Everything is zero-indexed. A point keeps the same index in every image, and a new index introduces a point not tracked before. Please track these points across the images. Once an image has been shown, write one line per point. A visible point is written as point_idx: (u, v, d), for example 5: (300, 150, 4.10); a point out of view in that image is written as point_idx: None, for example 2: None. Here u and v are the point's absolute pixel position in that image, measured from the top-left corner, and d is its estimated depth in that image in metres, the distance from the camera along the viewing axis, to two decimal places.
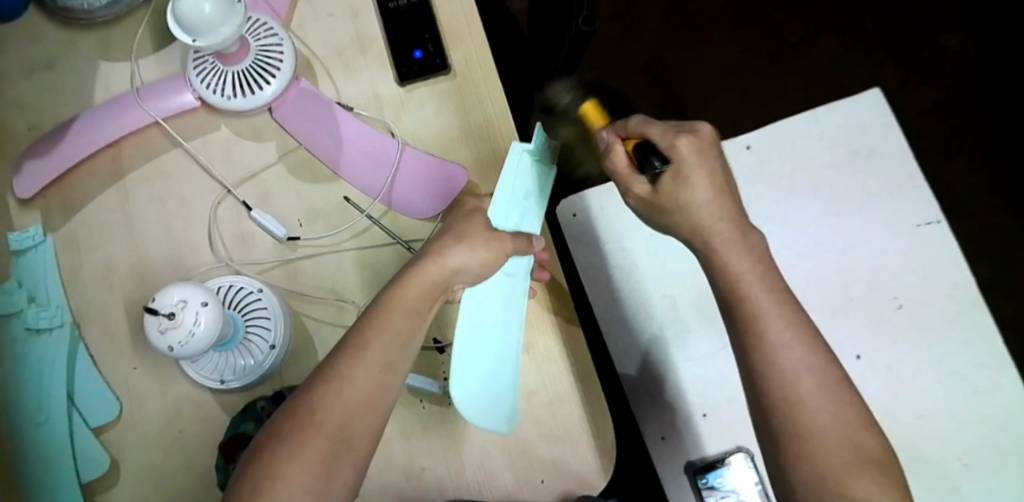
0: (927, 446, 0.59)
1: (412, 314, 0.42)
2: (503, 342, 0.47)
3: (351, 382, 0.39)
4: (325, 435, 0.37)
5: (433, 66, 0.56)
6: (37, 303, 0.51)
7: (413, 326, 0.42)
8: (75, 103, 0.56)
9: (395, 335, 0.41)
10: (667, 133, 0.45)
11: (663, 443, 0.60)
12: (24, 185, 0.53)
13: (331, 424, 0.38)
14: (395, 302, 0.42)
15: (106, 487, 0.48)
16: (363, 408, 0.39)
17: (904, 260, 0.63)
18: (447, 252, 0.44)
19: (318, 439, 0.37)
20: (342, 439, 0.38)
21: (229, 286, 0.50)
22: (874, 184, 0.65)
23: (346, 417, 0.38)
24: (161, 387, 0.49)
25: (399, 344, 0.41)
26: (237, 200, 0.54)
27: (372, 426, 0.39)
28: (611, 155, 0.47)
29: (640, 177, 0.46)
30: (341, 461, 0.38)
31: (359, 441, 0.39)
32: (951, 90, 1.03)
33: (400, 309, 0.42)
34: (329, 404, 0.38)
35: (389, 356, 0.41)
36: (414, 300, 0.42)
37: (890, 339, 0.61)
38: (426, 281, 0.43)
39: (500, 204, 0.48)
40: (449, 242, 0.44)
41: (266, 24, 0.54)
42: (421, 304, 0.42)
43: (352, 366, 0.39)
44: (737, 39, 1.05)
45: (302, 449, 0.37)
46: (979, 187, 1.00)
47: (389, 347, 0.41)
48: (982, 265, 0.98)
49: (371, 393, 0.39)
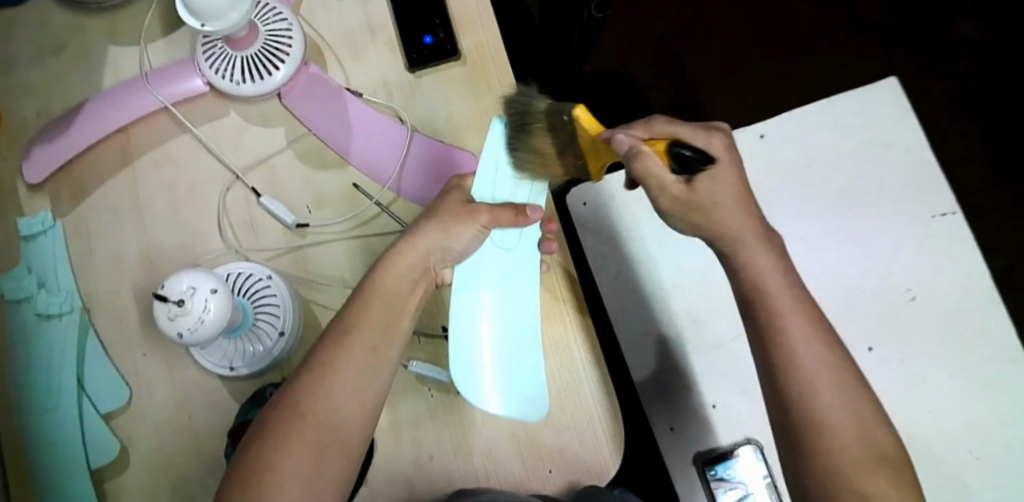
0: (940, 441, 0.58)
1: (392, 296, 0.43)
2: (518, 322, 0.48)
3: (337, 371, 0.39)
4: (315, 424, 0.38)
5: (443, 52, 0.55)
6: (47, 287, 0.51)
7: (395, 310, 0.43)
8: (84, 88, 0.55)
9: (376, 318, 0.42)
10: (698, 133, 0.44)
11: (671, 433, 0.60)
12: (34, 170, 0.53)
13: (321, 409, 0.38)
14: (375, 286, 0.43)
15: (115, 474, 0.48)
16: (351, 394, 0.39)
17: (919, 252, 0.62)
18: (420, 235, 0.44)
19: (308, 428, 0.37)
20: (334, 424, 0.38)
21: (238, 273, 0.50)
22: (890, 175, 0.64)
23: (334, 400, 0.39)
24: (172, 373, 0.49)
25: (382, 328, 0.42)
26: (246, 186, 0.54)
27: (363, 410, 0.39)
28: (643, 158, 0.42)
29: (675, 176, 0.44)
30: (333, 446, 0.38)
31: (351, 426, 0.39)
32: (969, 81, 1.01)
33: (380, 294, 0.42)
34: (318, 389, 0.39)
35: (373, 340, 0.41)
36: (393, 282, 0.43)
37: (903, 332, 0.61)
38: (402, 263, 0.44)
39: (484, 181, 0.48)
40: (424, 226, 0.45)
41: (276, 9, 0.53)
42: (400, 286, 0.43)
43: (335, 354, 0.40)
44: (750, 28, 1.03)
45: (296, 439, 0.37)
46: (995, 180, 0.98)
47: (372, 330, 0.41)
48: (997, 258, 0.96)
49: (360, 381, 0.40)
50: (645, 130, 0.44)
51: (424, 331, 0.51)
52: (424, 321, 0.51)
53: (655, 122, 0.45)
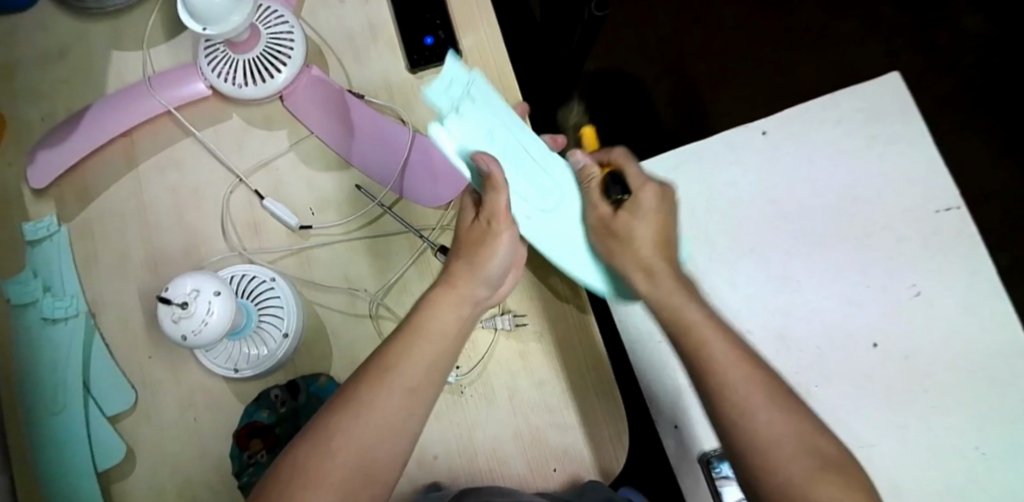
0: (947, 437, 0.58)
1: (441, 335, 0.42)
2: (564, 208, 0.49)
3: (376, 403, 0.38)
4: (348, 458, 0.37)
5: (444, 52, 0.55)
6: (52, 292, 0.51)
7: (445, 348, 0.42)
8: (88, 94, 0.56)
9: (425, 353, 0.41)
10: (639, 175, 0.49)
11: (676, 430, 0.59)
12: (39, 175, 0.53)
13: (352, 443, 0.37)
14: (423, 321, 0.42)
15: (123, 475, 0.49)
16: (386, 428, 0.38)
17: (922, 248, 0.62)
18: (456, 277, 0.43)
19: (340, 461, 0.36)
20: (366, 458, 0.37)
21: (242, 275, 0.50)
22: (892, 171, 0.63)
23: (366, 430, 0.38)
24: (177, 375, 0.50)
25: (427, 366, 0.41)
26: (249, 189, 0.54)
27: (394, 445, 0.38)
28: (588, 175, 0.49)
29: (602, 200, 0.48)
30: (363, 483, 0.37)
31: (383, 462, 0.38)
32: (972, 75, 1.00)
33: (430, 330, 0.42)
34: (354, 422, 0.38)
35: (417, 378, 0.40)
36: (441, 320, 0.42)
37: (908, 328, 0.60)
38: (449, 299, 0.43)
39: (519, 176, 0.47)
40: (458, 266, 0.44)
41: (276, 12, 0.53)
42: (448, 323, 0.42)
43: (376, 385, 0.39)
44: (751, 26, 1.03)
45: (329, 470, 0.36)
46: (998, 175, 0.97)
47: (417, 366, 0.40)
48: (1003, 253, 0.96)
49: (397, 412, 0.39)
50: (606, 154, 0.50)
51: None
52: None
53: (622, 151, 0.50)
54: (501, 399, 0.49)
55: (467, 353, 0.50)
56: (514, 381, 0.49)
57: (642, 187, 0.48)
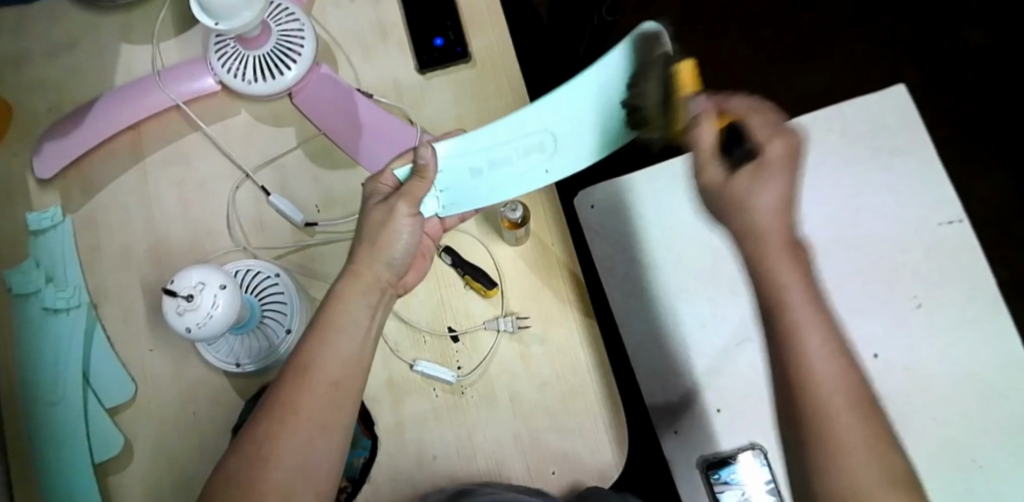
0: (946, 449, 0.58)
1: (353, 326, 0.41)
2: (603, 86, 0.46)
3: (299, 409, 0.39)
4: (285, 464, 0.38)
5: (454, 54, 0.56)
6: (55, 282, 0.51)
7: (358, 333, 0.41)
8: (96, 86, 0.56)
9: (346, 349, 0.41)
10: (768, 127, 0.41)
11: (676, 436, 0.59)
12: (45, 165, 0.53)
13: (285, 451, 0.38)
14: (334, 317, 0.41)
15: (118, 469, 0.48)
16: (314, 430, 0.39)
17: (924, 260, 0.62)
18: (360, 265, 0.43)
19: (275, 468, 0.37)
20: (302, 460, 0.38)
21: (246, 270, 0.50)
22: (895, 182, 0.64)
23: (299, 442, 0.38)
24: (178, 370, 0.50)
25: (342, 361, 0.40)
26: (255, 184, 0.54)
27: (328, 444, 0.39)
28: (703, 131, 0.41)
29: (717, 162, 0.42)
30: (303, 484, 0.38)
31: (321, 461, 0.39)
32: (973, 91, 1.01)
33: (346, 323, 0.41)
34: (280, 433, 0.38)
35: (338, 374, 0.40)
36: (351, 312, 0.42)
37: (909, 340, 0.61)
38: (360, 286, 0.42)
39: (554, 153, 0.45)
40: (363, 251, 0.43)
41: (288, 10, 0.53)
42: (359, 315, 0.42)
43: (298, 390, 0.39)
44: (757, 36, 1.04)
45: (264, 480, 0.37)
46: (998, 188, 0.98)
47: (335, 366, 0.40)
48: (1001, 268, 0.96)
49: (324, 414, 0.39)
50: (716, 100, 0.42)
51: (431, 330, 0.51)
52: (431, 320, 0.51)
53: (726, 95, 0.42)
54: (502, 399, 0.49)
55: (469, 353, 0.50)
56: (516, 383, 0.49)
57: (773, 141, 0.41)
